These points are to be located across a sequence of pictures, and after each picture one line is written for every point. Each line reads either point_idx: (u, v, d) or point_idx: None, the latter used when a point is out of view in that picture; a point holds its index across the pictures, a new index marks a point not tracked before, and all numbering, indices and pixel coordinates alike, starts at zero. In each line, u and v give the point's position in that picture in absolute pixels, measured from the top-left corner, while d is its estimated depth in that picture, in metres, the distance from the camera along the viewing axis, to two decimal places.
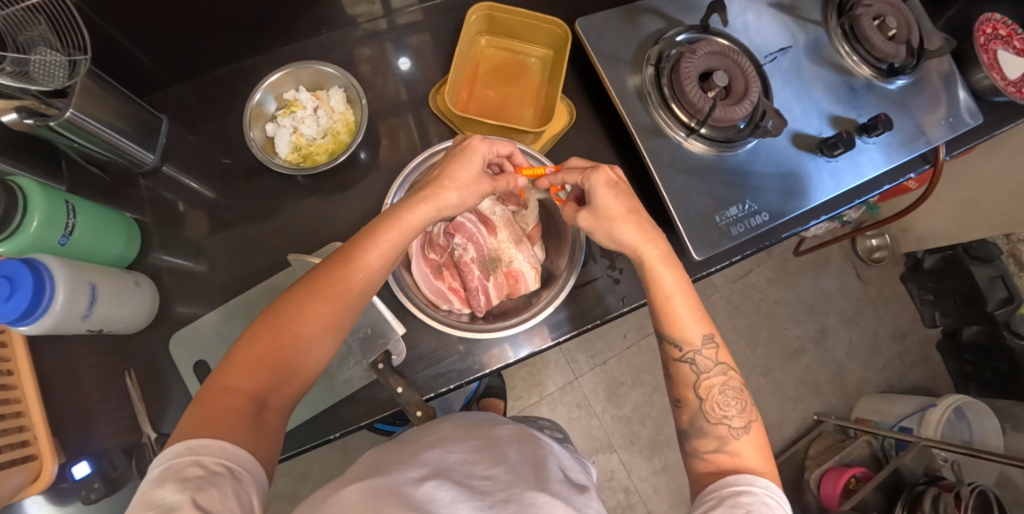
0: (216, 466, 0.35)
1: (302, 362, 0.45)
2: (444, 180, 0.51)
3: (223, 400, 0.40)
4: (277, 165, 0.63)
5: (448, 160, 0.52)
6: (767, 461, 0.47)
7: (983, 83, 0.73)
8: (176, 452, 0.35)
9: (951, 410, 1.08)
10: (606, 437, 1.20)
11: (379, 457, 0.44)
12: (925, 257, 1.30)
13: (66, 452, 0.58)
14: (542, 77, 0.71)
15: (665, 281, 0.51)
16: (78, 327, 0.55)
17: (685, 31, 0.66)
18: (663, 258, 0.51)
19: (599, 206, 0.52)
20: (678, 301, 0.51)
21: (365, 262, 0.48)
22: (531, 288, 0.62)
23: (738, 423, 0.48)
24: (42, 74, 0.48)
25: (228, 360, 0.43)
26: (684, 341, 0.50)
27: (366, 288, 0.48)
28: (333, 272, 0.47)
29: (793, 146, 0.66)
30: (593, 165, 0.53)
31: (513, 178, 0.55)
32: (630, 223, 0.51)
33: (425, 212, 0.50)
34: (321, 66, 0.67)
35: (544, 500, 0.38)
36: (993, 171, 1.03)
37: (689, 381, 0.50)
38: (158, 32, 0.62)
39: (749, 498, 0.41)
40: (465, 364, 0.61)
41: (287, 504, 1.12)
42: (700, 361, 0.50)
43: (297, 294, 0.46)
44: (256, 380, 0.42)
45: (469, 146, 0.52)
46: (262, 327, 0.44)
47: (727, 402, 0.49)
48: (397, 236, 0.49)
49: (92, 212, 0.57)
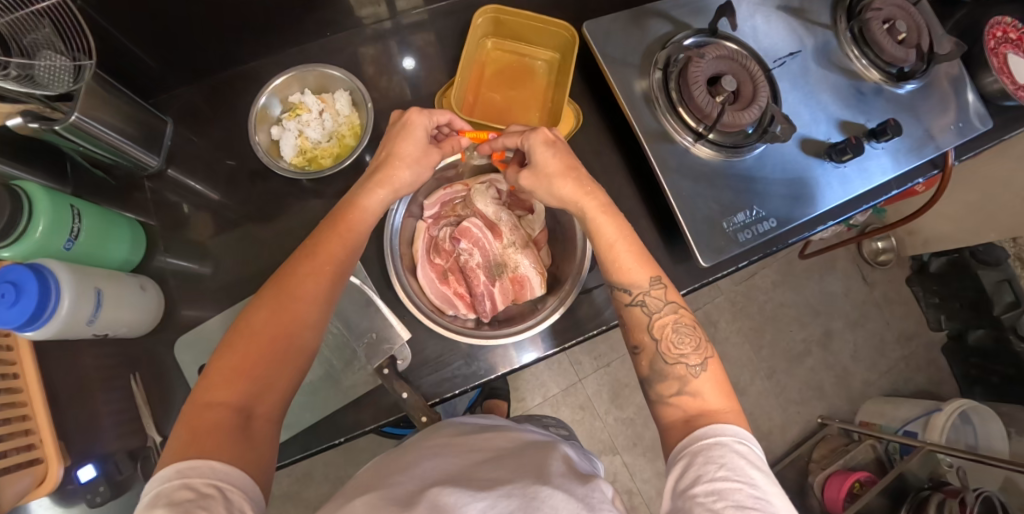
0: (206, 488, 0.34)
1: (282, 363, 0.45)
2: (394, 160, 0.53)
3: (207, 415, 0.40)
4: (282, 170, 0.63)
5: (390, 140, 0.54)
6: (731, 399, 0.46)
7: (992, 87, 0.72)
8: (165, 477, 0.34)
9: (956, 415, 1.08)
10: (609, 439, 1.20)
11: (382, 467, 0.45)
12: (931, 259, 1.29)
13: (72, 456, 0.58)
14: (549, 81, 0.70)
15: (605, 230, 0.51)
16: (84, 332, 0.55)
17: (693, 36, 0.65)
18: (603, 208, 0.51)
19: (536, 165, 0.52)
20: (620, 248, 0.51)
21: (328, 251, 0.49)
22: (536, 294, 0.62)
23: (695, 361, 0.48)
24: (48, 78, 0.47)
25: (205, 376, 0.43)
26: (631, 285, 0.50)
27: (334, 277, 0.49)
28: (298, 267, 0.48)
29: (801, 151, 0.65)
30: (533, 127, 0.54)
31: (457, 142, 0.57)
32: (567, 177, 0.52)
33: (382, 196, 0.53)
34: (327, 69, 0.67)
35: (547, 493, 0.37)
36: (1000, 175, 1.02)
37: (642, 324, 0.50)
38: (162, 34, 0.62)
39: (720, 450, 0.40)
40: (469, 369, 0.61)
41: (290, 505, 1.13)
42: (650, 302, 0.50)
43: (266, 296, 0.47)
44: (237, 390, 0.42)
45: (409, 121, 0.53)
46: (236, 335, 0.44)
47: (681, 341, 0.49)
48: (357, 222, 0.51)
49: (98, 216, 0.57)
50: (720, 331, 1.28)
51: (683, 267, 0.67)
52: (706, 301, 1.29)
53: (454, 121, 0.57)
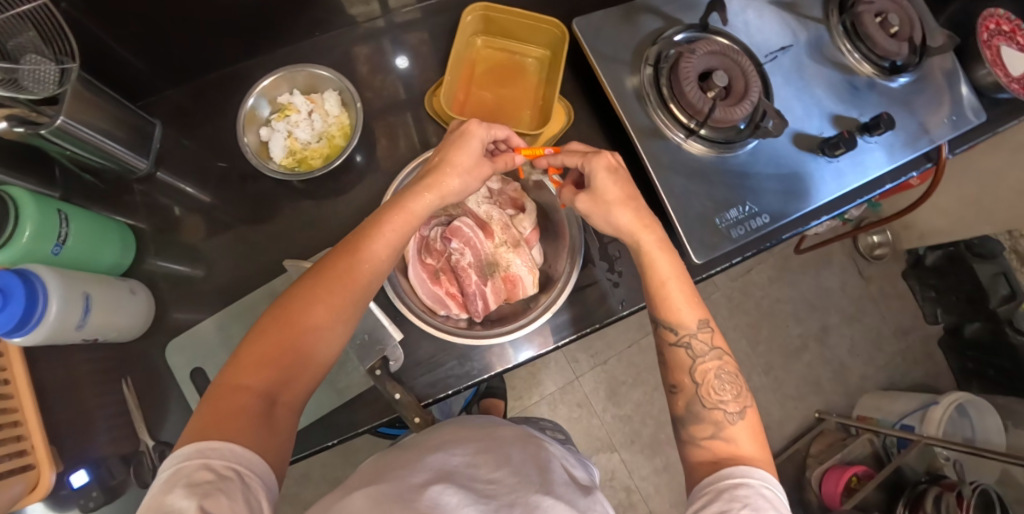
0: (225, 470, 0.35)
1: (311, 355, 0.44)
2: (446, 167, 0.52)
3: (233, 399, 0.40)
4: (271, 170, 0.62)
5: (446, 146, 0.53)
6: (762, 448, 0.47)
7: (986, 79, 0.72)
8: (186, 455, 0.35)
9: (953, 408, 1.08)
10: (607, 436, 1.20)
11: (382, 463, 0.44)
12: (926, 253, 1.29)
13: (65, 461, 0.58)
14: (540, 78, 0.70)
15: (659, 266, 0.51)
16: (73, 337, 0.54)
17: (684, 31, 0.65)
18: (659, 244, 0.52)
19: (596, 190, 0.52)
20: (673, 285, 0.51)
21: (371, 252, 0.48)
22: (529, 293, 0.62)
23: (734, 408, 0.48)
24: (32, 82, 0.47)
25: (236, 356, 0.43)
26: (679, 325, 0.51)
27: (372, 279, 0.48)
28: (342, 264, 0.47)
29: (794, 146, 0.65)
30: (595, 150, 0.54)
31: (511, 158, 0.56)
32: (625, 206, 0.52)
33: (429, 200, 0.51)
34: (316, 69, 0.66)
35: (549, 503, 0.39)
36: (996, 167, 1.02)
37: (685, 365, 0.51)
38: (150, 35, 0.61)
39: (746, 490, 0.41)
40: (463, 370, 0.61)
41: (287, 507, 1.13)
42: (696, 345, 0.51)
43: (303, 287, 0.46)
44: (266, 377, 0.42)
45: (467, 130, 0.52)
46: (270, 321, 0.44)
47: (723, 387, 0.49)
48: (402, 225, 0.50)
49: (85, 220, 0.57)
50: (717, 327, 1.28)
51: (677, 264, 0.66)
52: (703, 297, 1.29)
53: (511, 137, 0.56)
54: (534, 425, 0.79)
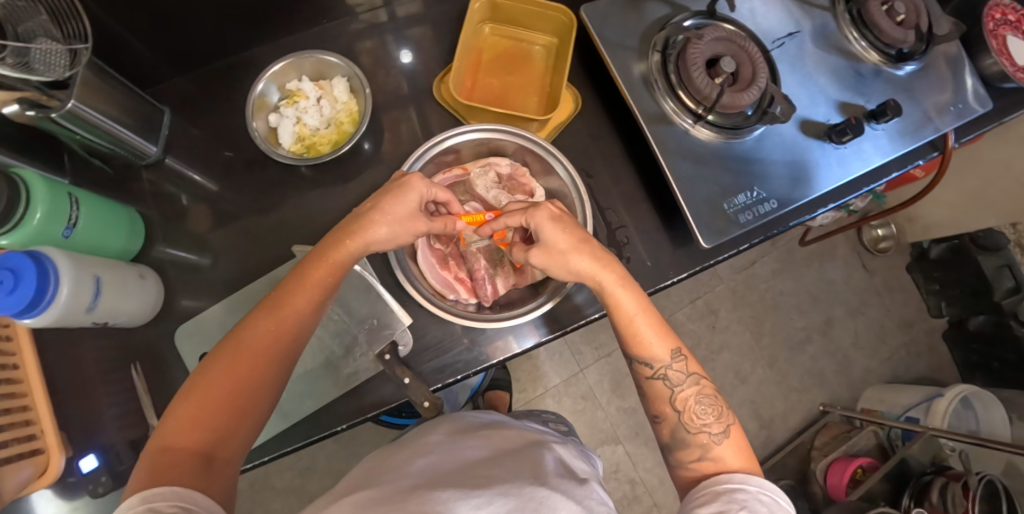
0: (170, 509, 0.34)
1: (244, 413, 0.44)
2: (375, 214, 0.51)
3: (165, 460, 0.38)
4: (280, 156, 0.62)
5: (380, 195, 0.51)
6: (749, 460, 0.47)
7: (992, 69, 0.72)
8: (130, 506, 0.34)
9: (957, 400, 1.08)
10: (611, 428, 1.20)
11: (375, 464, 0.45)
12: (931, 246, 1.29)
13: (74, 446, 0.58)
14: (547, 65, 0.70)
15: (625, 304, 0.51)
16: (83, 320, 0.55)
17: (692, 17, 0.65)
18: (621, 282, 0.51)
19: (547, 242, 0.51)
20: (642, 321, 0.51)
21: (292, 305, 0.48)
22: (537, 278, 0.61)
23: (717, 429, 0.48)
24: (42, 64, 0.47)
25: (161, 424, 0.41)
26: (653, 359, 0.50)
27: (297, 330, 0.48)
28: (259, 320, 0.46)
29: (801, 133, 0.65)
30: (535, 202, 0.52)
31: (451, 221, 0.56)
32: (584, 253, 0.51)
33: (352, 249, 0.50)
34: (324, 56, 0.66)
35: (545, 494, 0.38)
36: (1002, 159, 1.02)
37: (664, 396, 0.50)
38: (158, 24, 0.62)
39: (743, 494, 0.42)
40: (471, 355, 0.61)
41: (292, 498, 1.13)
42: (672, 376, 0.50)
43: (225, 348, 0.45)
44: (195, 436, 0.40)
45: (408, 183, 0.51)
46: (191, 386, 0.43)
47: (703, 411, 0.49)
48: (325, 276, 0.49)
49: (96, 204, 0.57)
50: (721, 319, 1.28)
51: (684, 251, 0.66)
52: (707, 289, 1.29)
53: (451, 202, 0.56)
54: (539, 419, 0.79)
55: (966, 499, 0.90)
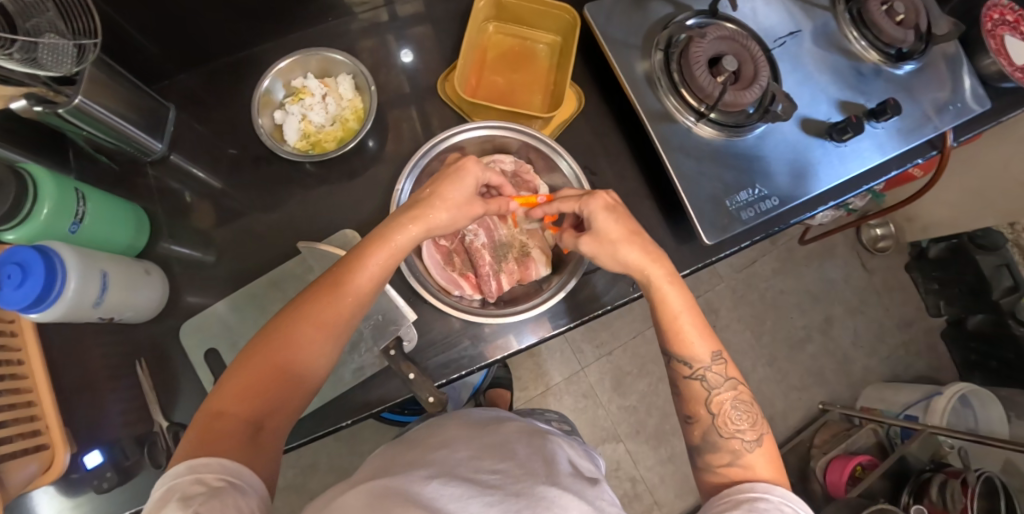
0: (218, 482, 0.35)
1: (295, 389, 0.45)
2: (436, 199, 0.51)
3: (218, 424, 0.40)
4: (285, 152, 0.63)
5: (439, 179, 0.52)
6: (780, 471, 0.47)
7: (990, 69, 0.73)
8: (177, 473, 0.35)
9: (956, 399, 1.09)
10: (612, 426, 1.20)
11: (388, 457, 0.45)
12: (930, 245, 1.30)
13: (79, 442, 0.59)
14: (550, 64, 0.71)
15: (671, 300, 0.52)
16: (90, 315, 0.55)
17: (694, 16, 0.66)
18: (669, 278, 0.52)
19: (600, 231, 0.52)
20: (685, 319, 0.52)
21: (352, 287, 0.48)
22: (541, 274, 0.63)
23: (751, 437, 0.48)
24: (50, 60, 0.47)
25: (218, 387, 0.43)
26: (693, 359, 0.51)
27: (355, 312, 0.48)
28: (323, 298, 0.47)
29: (802, 131, 0.66)
30: (589, 191, 0.54)
31: (505, 202, 0.57)
32: (634, 245, 0.52)
33: (414, 233, 0.50)
34: (330, 53, 0.67)
35: (556, 493, 0.38)
36: (999, 159, 1.03)
37: (700, 397, 0.51)
38: (165, 22, 0.62)
39: (766, 504, 0.42)
40: (476, 350, 0.61)
41: (294, 496, 1.13)
42: (710, 377, 0.51)
43: (286, 321, 0.46)
44: (248, 405, 0.42)
45: (465, 166, 0.52)
46: (251, 354, 0.44)
47: (739, 417, 0.49)
48: (385, 260, 0.49)
49: (102, 200, 0.57)
50: (721, 318, 1.29)
51: (686, 248, 0.67)
52: (707, 288, 1.30)
53: (504, 185, 0.58)
54: (542, 419, 0.80)
55: (964, 496, 0.90)
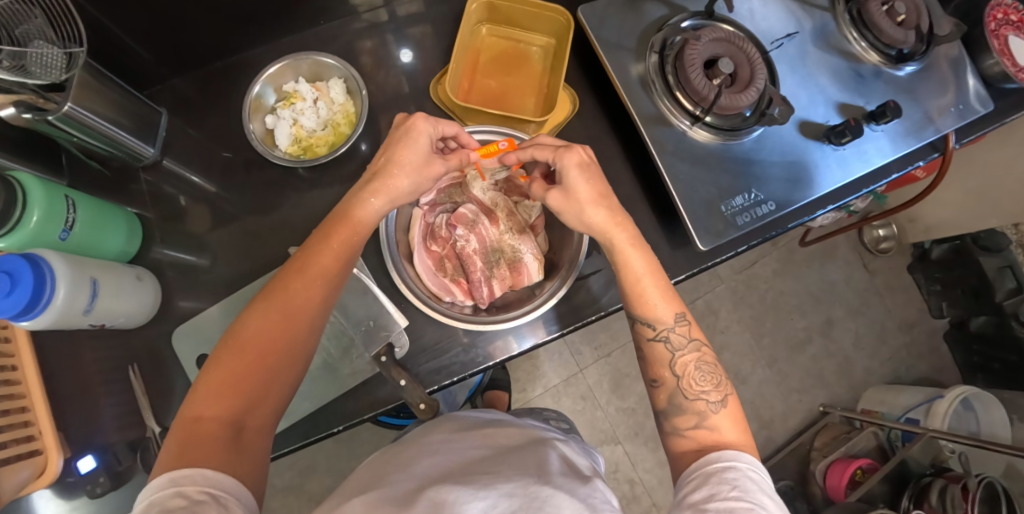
0: (199, 495, 0.35)
1: (272, 380, 0.44)
2: (392, 167, 0.51)
3: (197, 428, 0.39)
4: (277, 158, 0.63)
5: (392, 146, 0.51)
6: (746, 435, 0.46)
7: (993, 69, 0.71)
8: (159, 486, 0.35)
9: (958, 402, 1.08)
10: (610, 428, 1.20)
11: (376, 469, 0.44)
12: (932, 246, 1.29)
13: (72, 447, 0.58)
14: (545, 66, 0.70)
15: (633, 263, 0.51)
16: (80, 322, 0.55)
17: (690, 18, 0.65)
18: (632, 242, 0.51)
19: (570, 187, 0.51)
20: (648, 282, 0.51)
21: (319, 264, 0.48)
22: (534, 279, 0.62)
23: (715, 398, 0.48)
24: (39, 68, 0.47)
25: (193, 390, 0.42)
26: (656, 321, 0.50)
27: (327, 293, 0.48)
28: (287, 280, 0.46)
29: (800, 134, 0.65)
30: (566, 144, 0.52)
31: (465, 154, 0.56)
32: (598, 204, 0.51)
33: (377, 206, 0.51)
34: (321, 57, 0.67)
35: (549, 493, 0.37)
36: (1005, 160, 1.01)
37: (664, 360, 0.50)
38: (156, 26, 0.62)
39: (734, 473, 0.40)
40: (468, 356, 0.61)
41: (292, 498, 1.13)
42: (674, 339, 0.50)
43: (255, 311, 0.45)
44: (226, 405, 0.41)
45: (414, 126, 0.51)
46: (222, 350, 0.43)
47: (702, 377, 0.49)
48: (351, 235, 0.50)
49: (92, 207, 0.57)
50: (721, 320, 1.28)
51: (680, 252, 0.66)
52: (707, 289, 1.29)
53: (459, 134, 0.56)
54: (537, 415, 0.79)
55: (965, 502, 0.89)
